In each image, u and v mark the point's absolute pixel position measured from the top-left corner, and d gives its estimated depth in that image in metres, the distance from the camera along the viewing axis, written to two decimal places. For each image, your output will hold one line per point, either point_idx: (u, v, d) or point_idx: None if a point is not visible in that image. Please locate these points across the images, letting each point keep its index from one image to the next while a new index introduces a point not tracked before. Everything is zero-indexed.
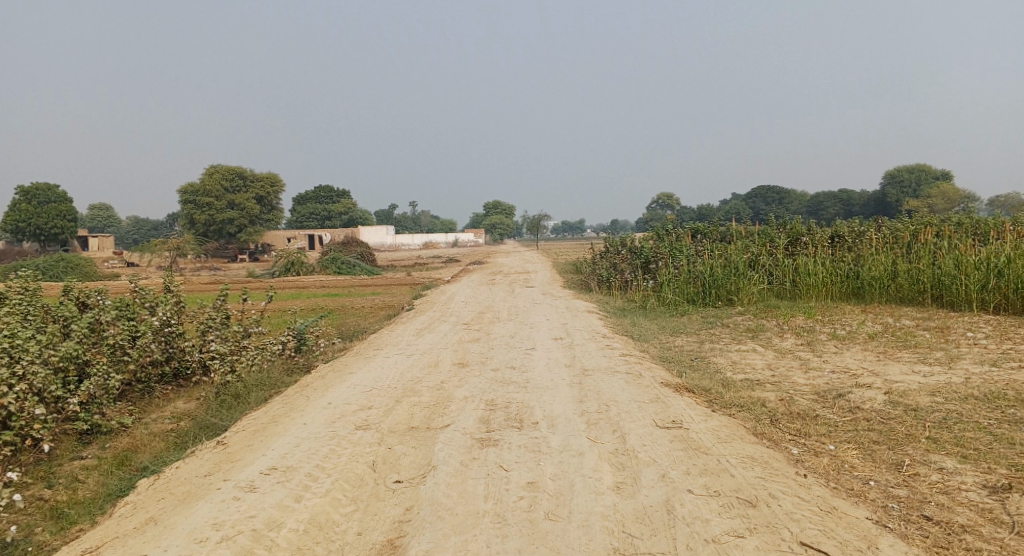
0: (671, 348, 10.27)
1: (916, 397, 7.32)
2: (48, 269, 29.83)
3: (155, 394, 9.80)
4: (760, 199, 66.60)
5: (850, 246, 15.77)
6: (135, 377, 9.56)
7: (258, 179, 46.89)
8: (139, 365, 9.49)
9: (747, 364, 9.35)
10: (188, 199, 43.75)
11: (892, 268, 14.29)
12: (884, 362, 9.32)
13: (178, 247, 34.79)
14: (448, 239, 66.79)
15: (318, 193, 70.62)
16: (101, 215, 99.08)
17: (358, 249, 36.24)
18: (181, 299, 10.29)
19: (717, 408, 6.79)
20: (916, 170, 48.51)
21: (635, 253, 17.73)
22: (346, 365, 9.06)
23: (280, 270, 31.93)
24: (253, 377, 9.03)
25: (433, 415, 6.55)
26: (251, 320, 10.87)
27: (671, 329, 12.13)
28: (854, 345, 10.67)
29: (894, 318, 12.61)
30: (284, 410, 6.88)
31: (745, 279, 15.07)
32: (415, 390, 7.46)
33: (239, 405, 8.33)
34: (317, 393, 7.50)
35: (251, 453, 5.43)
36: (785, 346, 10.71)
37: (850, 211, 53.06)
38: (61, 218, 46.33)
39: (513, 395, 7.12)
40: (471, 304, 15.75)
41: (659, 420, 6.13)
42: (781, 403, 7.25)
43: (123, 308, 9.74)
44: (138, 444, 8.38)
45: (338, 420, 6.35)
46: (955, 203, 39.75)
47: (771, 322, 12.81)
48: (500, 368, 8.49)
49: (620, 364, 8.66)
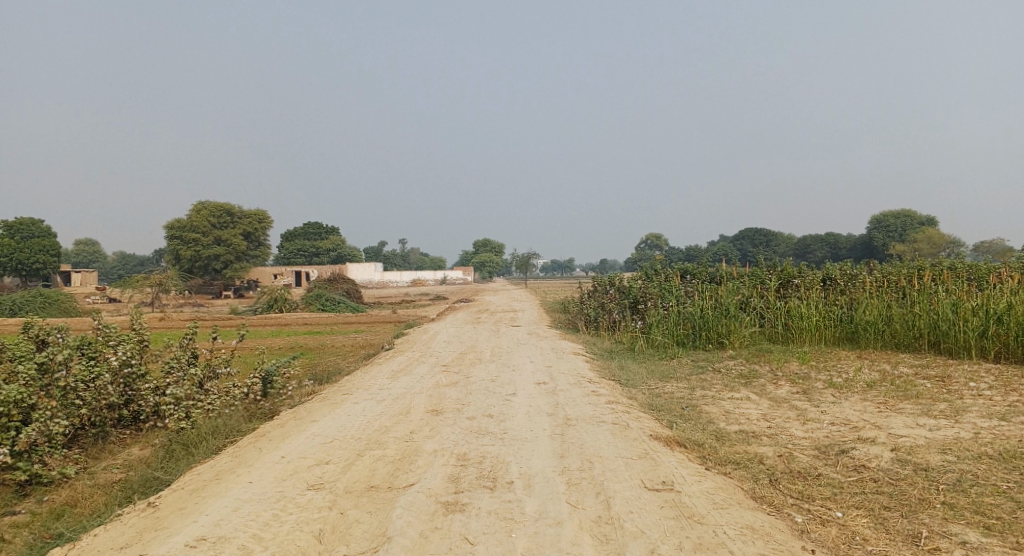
0: (660, 395, 9.65)
1: (926, 455, 6.72)
2: (25, 304, 28.93)
3: (108, 439, 9.07)
4: (748, 241, 66.48)
5: (842, 289, 15.30)
6: (87, 420, 8.84)
7: (246, 216, 46.36)
8: (92, 409, 8.80)
9: (741, 414, 8.74)
10: (174, 234, 43.13)
11: (886, 312, 13.85)
12: (887, 414, 8.73)
13: (160, 283, 34.05)
14: (436, 278, 66.14)
15: (307, 229, 70.07)
16: (87, 250, 97.88)
17: (343, 286, 35.57)
18: (145, 339, 9.65)
19: (712, 466, 6.18)
20: (902, 215, 48.55)
21: (623, 293, 17.23)
22: (311, 413, 8.39)
23: (262, 307, 31.18)
24: (208, 424, 8.33)
25: (397, 471, 5.93)
26: (219, 360, 10.20)
27: (659, 374, 11.55)
28: (853, 394, 10.09)
29: (892, 365, 12.10)
30: (234, 463, 6.23)
31: (736, 321, 14.56)
32: (381, 441, 6.81)
33: (189, 457, 7.64)
34: (273, 444, 6.84)
35: (181, 518, 4.80)
36: (779, 394, 10.12)
37: (837, 255, 53.00)
38: (44, 252, 45.40)
39: (488, 448, 6.49)
40: (453, 345, 15.09)
41: (648, 481, 5.51)
42: (781, 459, 6.65)
43: (82, 346, 9.07)
44: (78, 496, 7.65)
45: (288, 478, 5.70)
46: (942, 248, 39.63)
47: (764, 367, 12.24)
48: (477, 416, 7.86)
49: (606, 413, 8.05)
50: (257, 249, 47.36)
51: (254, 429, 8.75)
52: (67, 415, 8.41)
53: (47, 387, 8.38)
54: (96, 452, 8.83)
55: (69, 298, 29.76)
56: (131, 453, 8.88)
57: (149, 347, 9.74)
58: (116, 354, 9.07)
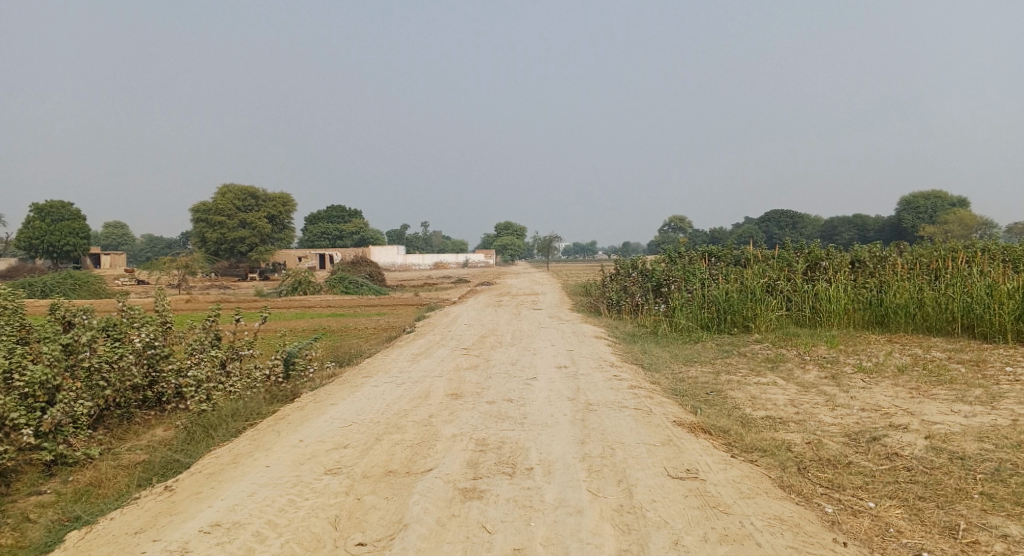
0: (684, 380, 9.46)
1: (962, 443, 6.48)
2: (56, 285, 29.33)
3: (132, 420, 9.09)
4: (773, 223, 65.55)
5: (871, 271, 14.95)
6: (112, 401, 8.88)
7: (270, 199, 46.58)
8: (116, 390, 8.81)
9: (767, 400, 8.53)
10: (200, 217, 43.52)
11: (918, 295, 13.49)
12: (919, 400, 8.47)
13: (187, 265, 34.36)
14: (458, 260, 66.13)
15: (330, 212, 70.31)
16: (115, 233, 99.16)
17: (366, 269, 35.65)
18: (168, 321, 9.64)
19: (737, 453, 6.01)
20: (932, 197, 47.56)
21: (647, 276, 16.99)
22: (330, 396, 8.33)
23: (287, 289, 31.36)
24: (228, 407, 8.31)
25: (415, 456, 5.84)
26: (241, 342, 10.18)
27: (683, 358, 11.36)
28: (884, 379, 9.83)
29: (924, 350, 11.78)
30: (252, 446, 6.18)
31: (763, 305, 14.28)
32: (399, 426, 6.72)
33: (210, 438, 7.62)
34: (292, 427, 6.78)
35: (197, 503, 4.76)
36: (807, 379, 9.89)
37: (865, 237, 52.11)
38: (74, 235, 46.03)
39: (507, 433, 6.37)
40: (475, 328, 14.99)
41: (671, 468, 5.36)
42: (809, 447, 6.45)
43: (107, 327, 9.08)
44: (101, 477, 7.68)
45: (305, 462, 5.63)
46: (973, 230, 38.72)
47: (791, 352, 11.99)
48: (497, 400, 7.75)
49: (628, 398, 7.89)
50: (281, 231, 47.61)
51: (275, 411, 8.72)
52: (92, 396, 8.43)
53: (72, 368, 8.39)
54: (121, 433, 8.87)
55: (98, 280, 30.13)
56: (155, 434, 8.91)
57: (172, 328, 9.72)
58: (139, 336, 9.05)
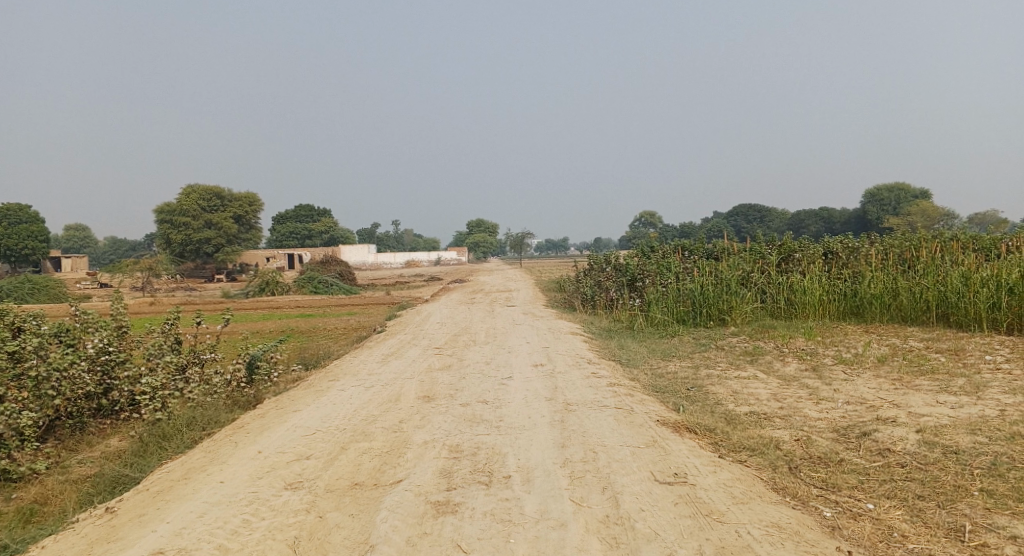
0: (663, 376, 9.15)
1: (956, 436, 6.24)
2: (12, 289, 28.22)
3: (85, 431, 8.50)
4: (741, 217, 65.81)
5: (845, 262, 14.82)
6: (62, 411, 8.30)
7: (237, 198, 45.61)
8: (67, 399, 8.23)
9: (750, 395, 8.25)
10: (164, 219, 42.40)
11: (892, 285, 13.37)
12: (903, 392, 8.26)
13: (151, 267, 33.39)
14: (428, 259, 65.41)
15: (298, 212, 69.05)
16: (77, 237, 96.52)
17: (335, 269, 34.94)
18: (124, 325, 9.09)
19: (726, 454, 5.70)
20: (896, 188, 48.12)
21: (620, 271, 16.70)
22: (294, 402, 7.87)
23: (254, 290, 30.61)
24: (184, 415, 7.78)
25: (384, 466, 5.44)
26: (203, 345, 9.66)
27: (661, 353, 11.06)
28: (865, 371, 9.62)
29: (902, 340, 11.64)
30: (206, 460, 5.71)
31: (739, 298, 14.04)
32: (366, 433, 6.30)
33: (164, 449, 7.12)
34: (251, 438, 6.33)
35: (139, 528, 4.34)
36: (788, 372, 9.65)
37: (831, 229, 52.63)
38: (32, 238, 44.57)
39: (482, 438, 5.99)
40: (446, 326, 14.55)
41: (658, 473, 5.02)
42: (799, 444, 6.16)
43: (60, 333, 8.52)
44: (46, 493, 7.16)
45: (264, 476, 5.21)
46: (935, 220, 39.17)
47: (769, 344, 11.76)
48: (470, 402, 7.36)
49: (608, 396, 7.55)
50: (249, 232, 46.65)
51: (235, 419, 8.19)
52: (41, 406, 7.85)
53: (19, 376, 7.83)
54: (73, 445, 8.29)
55: (58, 284, 29.06)
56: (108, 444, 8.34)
57: (128, 333, 9.17)
58: (93, 341, 8.51)
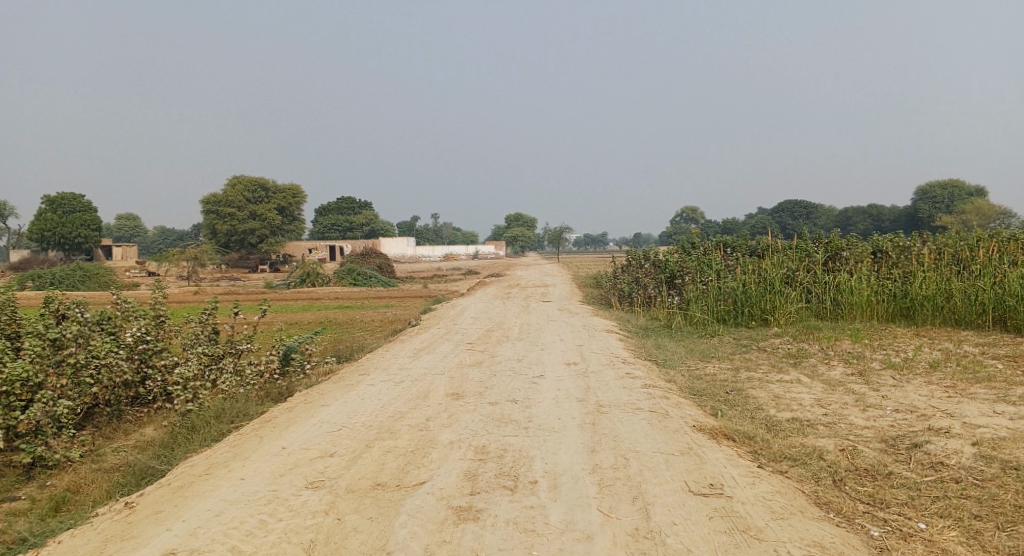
0: (701, 378, 8.84)
1: (1015, 451, 5.84)
2: (64, 277, 28.93)
3: (122, 418, 8.49)
4: (786, 214, 64.37)
5: (895, 262, 14.24)
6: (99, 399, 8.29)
7: (280, 190, 46.16)
8: (104, 388, 8.21)
9: (792, 400, 7.90)
10: (210, 210, 43.12)
11: (945, 287, 12.80)
12: (957, 400, 7.82)
13: (196, 257, 33.98)
14: (468, 252, 65.47)
15: (340, 204, 69.67)
16: (128, 226, 99.03)
17: (375, 261, 35.10)
18: (163, 315, 9.08)
19: (765, 463, 5.42)
20: (949, 186, 46.50)
21: (659, 267, 16.34)
22: (322, 396, 7.77)
23: (295, 281, 30.92)
24: (214, 407, 7.74)
25: (407, 466, 5.29)
26: (240, 335, 9.62)
27: (700, 353, 10.72)
28: (916, 377, 9.16)
29: (955, 344, 11.11)
30: (229, 454, 5.63)
31: (782, 297, 13.60)
32: (392, 431, 6.16)
33: (192, 440, 7.09)
34: (277, 432, 6.23)
35: (155, 526, 4.29)
36: (833, 376, 9.25)
37: (880, 228, 51.13)
38: (85, 228, 45.78)
39: (510, 440, 5.79)
40: (481, 321, 14.38)
41: (692, 483, 4.78)
42: (844, 455, 5.83)
43: (101, 322, 8.56)
44: (80, 482, 7.14)
45: (285, 473, 5.10)
46: (991, 219, 37.67)
47: (814, 347, 11.33)
48: (500, 401, 7.18)
49: (642, 398, 7.29)
50: (292, 223, 47.23)
51: (265, 411, 8.12)
52: (79, 393, 7.87)
53: (58, 364, 7.86)
54: (109, 433, 8.29)
55: (108, 272, 29.72)
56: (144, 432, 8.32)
57: (166, 322, 9.17)
58: (131, 330, 8.51)
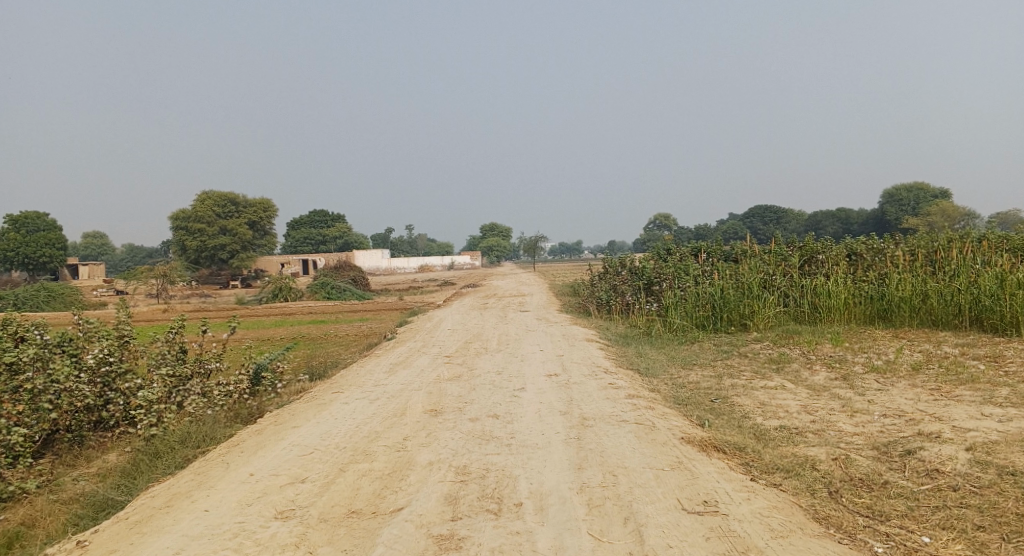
0: (684, 387, 8.65)
1: (1009, 455, 5.70)
2: (28, 297, 28.03)
3: (84, 445, 8.02)
4: (758, 220, 64.88)
5: (870, 264, 14.21)
6: (58, 424, 7.82)
7: (251, 204, 45.43)
8: (64, 413, 7.76)
9: (779, 407, 7.72)
10: (179, 226, 42.33)
11: (921, 288, 12.78)
12: (944, 403, 7.69)
13: (165, 274, 33.23)
14: (442, 263, 65.01)
15: (312, 217, 68.90)
16: (94, 244, 96.99)
17: (348, 274, 34.60)
18: (127, 335, 8.63)
19: (758, 475, 5.22)
20: (914, 188, 47.10)
21: (636, 274, 16.18)
22: (293, 417, 7.42)
23: (267, 296, 30.34)
24: (180, 431, 7.36)
25: (385, 490, 5.01)
26: (209, 354, 9.23)
27: (681, 360, 10.54)
28: (899, 379, 9.05)
29: (935, 345, 11.06)
30: (194, 483, 5.29)
31: (760, 301, 13.51)
32: (367, 452, 5.85)
33: (155, 467, 6.70)
34: (244, 457, 5.89)
35: None
36: (818, 381, 9.10)
37: (849, 230, 51.75)
38: (50, 247, 44.62)
39: (492, 458, 5.53)
40: (458, 333, 14.10)
41: (685, 501, 4.59)
42: (837, 464, 5.65)
43: (62, 343, 8.11)
44: (36, 515, 6.68)
45: (253, 503, 4.79)
46: (956, 220, 38.22)
47: (795, 351, 11.21)
48: (480, 417, 6.90)
49: (627, 410, 7.06)
50: (264, 237, 46.54)
51: (234, 433, 7.74)
52: (36, 420, 7.42)
53: (15, 390, 7.41)
54: (70, 460, 7.81)
55: (73, 292, 28.87)
56: (106, 458, 7.86)
57: (131, 342, 8.73)
58: (93, 352, 8.06)
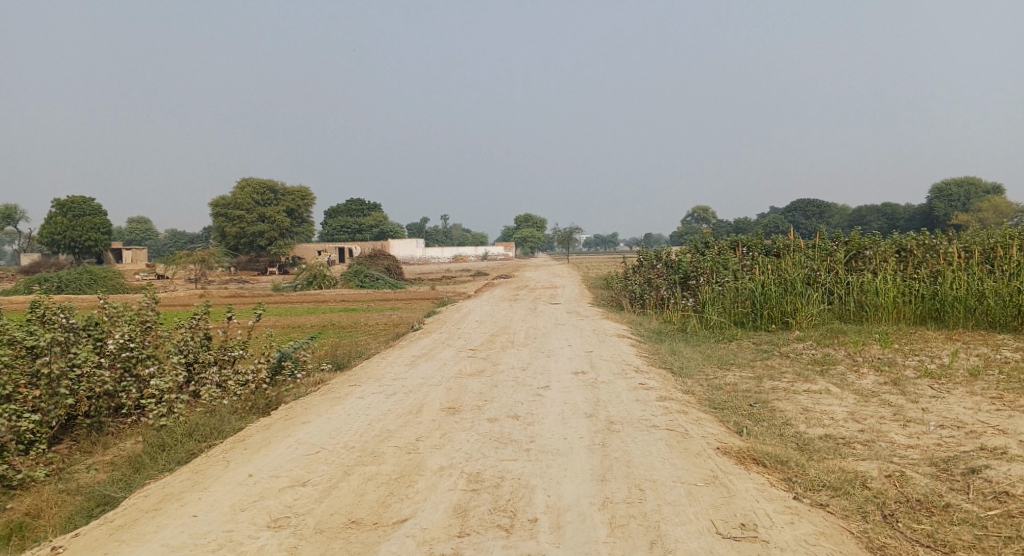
0: (721, 389, 8.09)
1: None
2: (72, 280, 28.34)
3: (103, 431, 7.63)
4: (799, 213, 63.31)
5: (921, 261, 13.40)
6: (75, 409, 7.46)
7: (289, 192, 45.65)
8: (81, 398, 7.42)
9: (823, 414, 7.13)
10: (219, 212, 42.67)
11: (978, 287, 11.98)
12: (1008, 414, 7.02)
13: (203, 260, 33.46)
14: (477, 253, 64.75)
15: (349, 206, 69.21)
16: (139, 228, 98.78)
17: (382, 262, 34.44)
18: (149, 320, 8.32)
19: (801, 493, 4.71)
20: (965, 183, 45.41)
21: (672, 268, 15.55)
22: (305, 412, 7.05)
23: (302, 283, 30.33)
24: (190, 422, 7.04)
25: (390, 496, 4.62)
26: (233, 342, 8.88)
27: (718, 360, 9.96)
28: (955, 386, 8.37)
29: (993, 349, 10.32)
30: (188, 483, 4.96)
31: (804, 299, 12.81)
32: (376, 454, 5.45)
33: (161, 461, 6.38)
34: (246, 456, 5.53)
35: None
36: (865, 386, 8.47)
37: (894, 225, 50.19)
38: (95, 231, 45.31)
39: (508, 464, 5.10)
40: (485, 325, 13.67)
41: (720, 524, 4.11)
42: (891, 481, 5.08)
43: (88, 327, 7.86)
44: (40, 505, 6.15)
45: (247, 508, 4.45)
46: (1008, 217, 36.64)
47: (840, 352, 10.54)
48: (500, 417, 6.45)
49: (658, 414, 6.54)
50: (301, 225, 46.77)
51: (244, 428, 7.42)
52: (53, 405, 7.05)
53: (32, 373, 7.07)
54: (86, 446, 7.41)
55: (116, 275, 29.14)
56: (122, 445, 7.46)
57: (154, 328, 8.40)
58: (114, 337, 7.74)
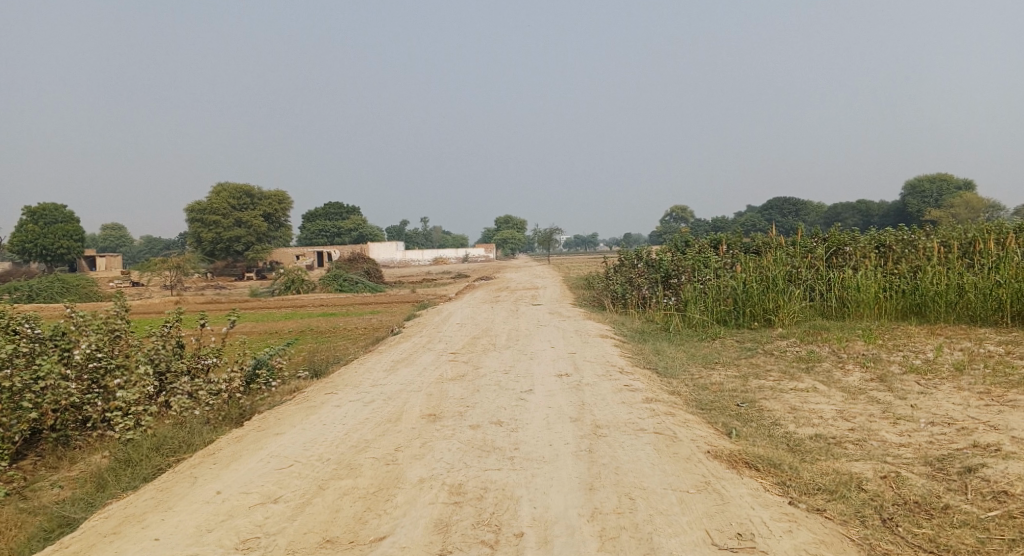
0: (707, 389, 7.91)
1: None
2: (43, 289, 27.62)
3: (69, 445, 7.30)
4: (776, 211, 63.77)
5: (901, 256, 13.36)
6: (38, 422, 7.11)
7: (265, 196, 45.06)
8: (45, 412, 7.07)
9: (812, 413, 6.98)
10: (194, 218, 41.86)
11: (958, 281, 11.93)
12: (998, 410, 6.91)
13: (178, 266, 32.85)
14: (457, 255, 64.46)
15: (327, 210, 68.60)
16: (113, 235, 97.25)
17: (361, 266, 34.05)
18: (119, 329, 7.95)
19: (797, 497, 4.54)
20: (937, 179, 45.93)
21: (653, 267, 15.39)
22: (278, 422, 6.77)
23: (279, 288, 29.87)
24: (158, 436, 6.73)
25: (367, 512, 4.39)
26: (207, 349, 8.55)
27: (702, 359, 9.80)
28: (942, 382, 8.26)
29: (976, 343, 10.26)
30: (153, 502, 4.69)
31: (786, 296, 12.71)
32: (352, 466, 5.19)
33: (125, 478, 6.06)
34: (215, 471, 5.25)
35: None
36: (852, 383, 8.33)
37: (869, 222, 50.67)
38: (68, 238, 44.37)
39: (492, 474, 4.88)
40: (466, 328, 13.42)
41: (716, 535, 3.96)
42: (887, 482, 4.93)
43: (55, 338, 7.49)
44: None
45: (214, 529, 4.20)
46: (980, 212, 37.07)
47: (824, 349, 10.42)
48: (482, 423, 6.22)
49: (645, 417, 6.35)
50: (278, 230, 46.18)
51: (216, 440, 7.12)
52: (17, 420, 6.71)
53: None
54: (49, 462, 7.08)
55: (88, 283, 28.47)
56: (90, 459, 7.10)
57: (124, 337, 8.01)
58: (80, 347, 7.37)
